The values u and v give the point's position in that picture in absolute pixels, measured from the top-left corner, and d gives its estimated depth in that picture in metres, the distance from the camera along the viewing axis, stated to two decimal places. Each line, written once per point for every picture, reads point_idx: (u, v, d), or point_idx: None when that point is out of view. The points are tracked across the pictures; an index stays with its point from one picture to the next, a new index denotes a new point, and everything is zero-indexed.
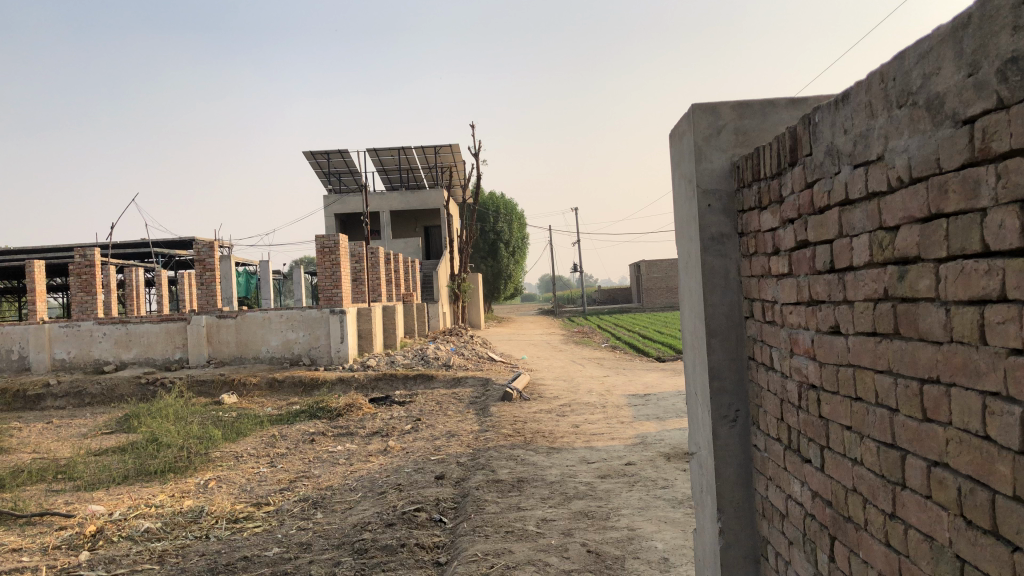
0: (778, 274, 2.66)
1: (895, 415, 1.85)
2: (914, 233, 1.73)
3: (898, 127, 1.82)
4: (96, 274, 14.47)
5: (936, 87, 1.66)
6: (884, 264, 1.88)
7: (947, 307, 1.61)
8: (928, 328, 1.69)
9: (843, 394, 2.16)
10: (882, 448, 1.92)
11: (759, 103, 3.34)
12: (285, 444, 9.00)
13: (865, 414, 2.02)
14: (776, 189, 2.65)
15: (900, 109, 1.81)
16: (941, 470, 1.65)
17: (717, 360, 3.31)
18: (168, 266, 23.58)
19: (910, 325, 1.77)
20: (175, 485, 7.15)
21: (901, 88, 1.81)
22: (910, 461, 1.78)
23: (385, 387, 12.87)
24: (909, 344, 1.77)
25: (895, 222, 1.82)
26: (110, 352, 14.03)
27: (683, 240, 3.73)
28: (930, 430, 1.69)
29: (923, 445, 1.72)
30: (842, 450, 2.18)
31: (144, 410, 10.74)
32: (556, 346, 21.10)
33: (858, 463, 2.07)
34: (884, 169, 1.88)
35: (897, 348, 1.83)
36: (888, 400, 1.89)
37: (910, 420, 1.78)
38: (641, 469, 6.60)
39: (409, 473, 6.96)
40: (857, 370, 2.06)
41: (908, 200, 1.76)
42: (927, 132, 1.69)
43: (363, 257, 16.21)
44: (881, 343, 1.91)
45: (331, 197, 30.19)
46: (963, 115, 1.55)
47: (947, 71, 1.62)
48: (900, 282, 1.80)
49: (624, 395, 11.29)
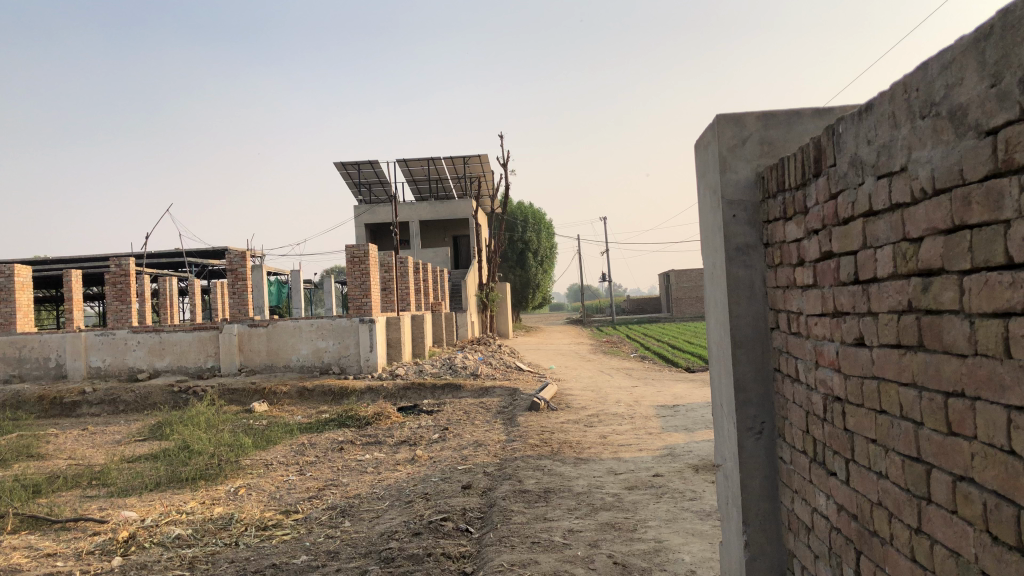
0: (803, 285, 2.64)
1: (919, 428, 1.83)
2: (938, 245, 1.71)
3: (921, 138, 1.81)
4: (131, 283, 14.73)
5: (959, 98, 1.64)
6: (908, 276, 1.86)
7: (971, 320, 1.59)
8: (952, 341, 1.67)
9: (868, 406, 2.13)
10: (907, 462, 1.90)
11: (785, 113, 3.33)
12: (314, 452, 9.06)
13: (890, 426, 2.00)
14: (800, 200, 2.63)
15: (923, 120, 1.80)
16: (966, 485, 1.63)
17: (743, 371, 3.29)
18: (201, 276, 23.92)
19: (935, 337, 1.75)
20: (205, 492, 7.23)
21: (924, 99, 1.79)
22: (935, 475, 1.76)
23: (414, 397, 12.92)
24: (934, 357, 1.75)
25: (918, 234, 1.81)
26: (143, 360, 14.24)
27: (709, 251, 3.72)
28: (955, 444, 1.67)
29: (948, 459, 1.70)
30: (868, 464, 2.16)
31: (176, 418, 10.89)
32: (585, 356, 21.02)
33: (883, 477, 2.05)
34: (908, 180, 1.86)
35: (921, 360, 1.81)
36: (912, 413, 1.86)
37: (935, 433, 1.75)
38: (669, 480, 6.56)
39: (436, 483, 6.97)
40: (881, 383, 2.03)
41: (931, 212, 1.74)
42: (950, 143, 1.68)
43: (392, 266, 16.33)
44: (905, 355, 1.89)
45: (361, 207, 30.44)
46: (986, 126, 1.53)
47: (969, 81, 1.60)
48: (924, 293, 1.78)
49: (653, 406, 11.22)
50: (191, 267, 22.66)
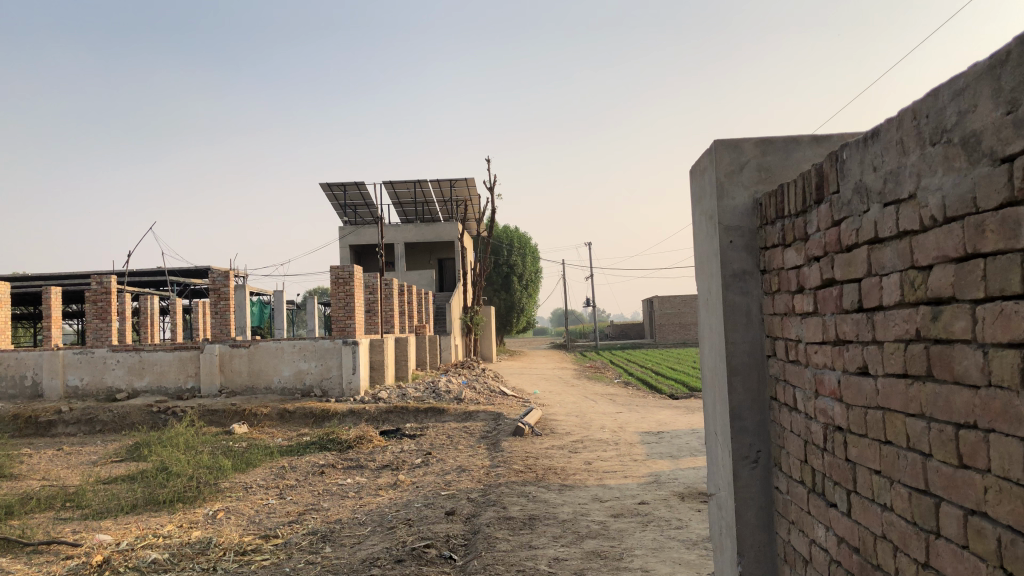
0: (802, 312, 2.62)
1: (928, 460, 1.80)
2: (948, 273, 1.70)
3: (932, 165, 1.80)
4: (112, 301, 14.59)
5: (973, 125, 1.63)
6: (916, 304, 1.85)
7: (985, 349, 1.57)
8: (964, 371, 1.65)
9: (872, 437, 2.11)
10: (914, 494, 1.87)
11: (783, 140, 3.34)
12: (295, 476, 8.94)
13: (896, 458, 1.97)
14: (800, 226, 2.62)
15: (935, 147, 1.79)
16: (979, 519, 1.60)
17: (738, 399, 3.26)
18: (183, 295, 23.73)
19: (945, 367, 1.73)
20: (183, 516, 7.10)
21: (935, 125, 1.79)
22: (944, 509, 1.73)
23: (396, 420, 12.81)
24: (944, 387, 1.73)
25: (927, 262, 1.79)
26: (122, 379, 14.05)
27: (704, 277, 3.70)
28: (967, 477, 1.64)
29: (959, 493, 1.67)
30: (871, 495, 2.13)
31: (154, 439, 10.72)
32: (569, 381, 20.95)
33: (888, 509, 2.02)
34: (917, 208, 1.85)
35: (930, 390, 1.79)
36: (920, 444, 1.84)
37: (944, 465, 1.73)
38: (655, 508, 6.50)
39: (419, 508, 6.87)
40: (887, 413, 2.01)
41: (941, 240, 1.73)
42: (962, 170, 1.67)
43: (377, 288, 16.25)
44: (913, 386, 1.87)
45: (346, 229, 30.37)
46: (1001, 154, 1.52)
47: (984, 108, 1.60)
48: (933, 322, 1.77)
49: (637, 433, 11.17)
50: (173, 287, 22.48)
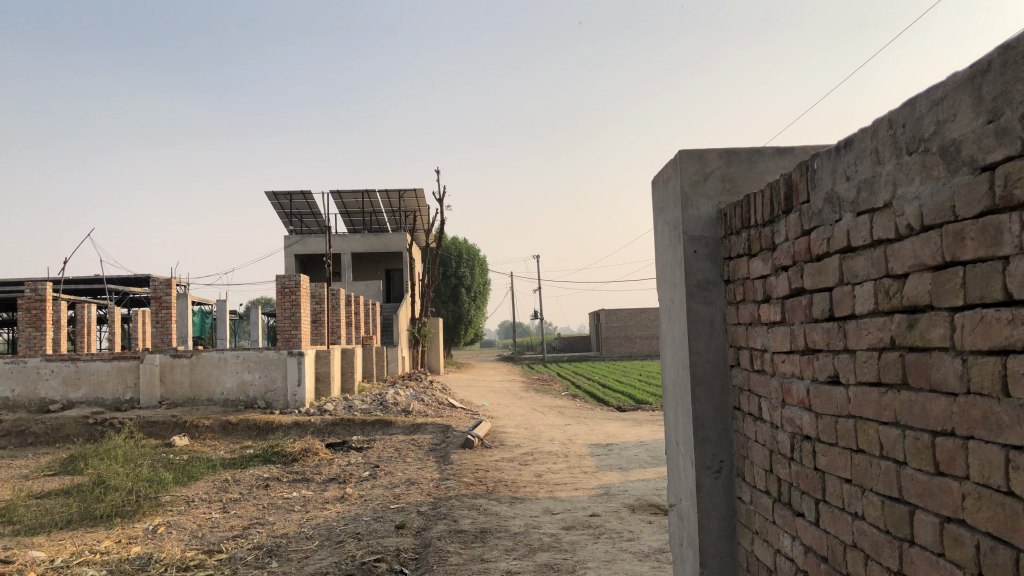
0: (768, 321, 2.64)
1: (902, 468, 1.82)
2: (926, 281, 1.72)
3: (908, 174, 1.83)
4: (46, 309, 14.12)
5: (952, 134, 1.67)
6: (891, 313, 1.87)
7: (963, 357, 1.59)
8: (941, 378, 1.67)
9: (843, 445, 2.12)
10: (887, 503, 1.88)
11: (747, 152, 3.38)
12: (238, 489, 8.72)
13: (868, 467, 1.98)
14: (767, 236, 2.65)
15: (911, 156, 1.82)
16: (956, 527, 1.61)
17: (701, 409, 3.28)
18: (121, 304, 23.10)
19: (921, 375, 1.74)
20: (121, 531, 6.85)
21: (911, 134, 1.82)
22: (919, 517, 1.74)
23: (343, 433, 12.61)
24: (920, 395, 1.74)
25: (903, 270, 1.81)
26: (57, 391, 13.59)
27: (666, 286, 3.72)
28: (943, 485, 1.66)
29: (935, 500, 1.69)
30: (841, 504, 2.14)
31: (90, 452, 10.36)
32: (517, 393, 20.91)
33: (859, 518, 2.03)
34: (893, 217, 1.88)
35: (905, 399, 1.81)
36: (894, 453, 1.85)
37: (920, 473, 1.74)
38: (606, 520, 6.49)
39: (368, 522, 6.75)
40: (858, 422, 2.03)
41: (918, 248, 1.75)
42: (940, 179, 1.70)
43: (323, 298, 16.03)
44: (886, 394, 1.89)
45: (291, 238, 29.97)
46: (982, 161, 1.56)
47: (964, 118, 1.63)
48: (909, 330, 1.79)
49: (586, 445, 11.19)
50: (111, 295, 21.84)
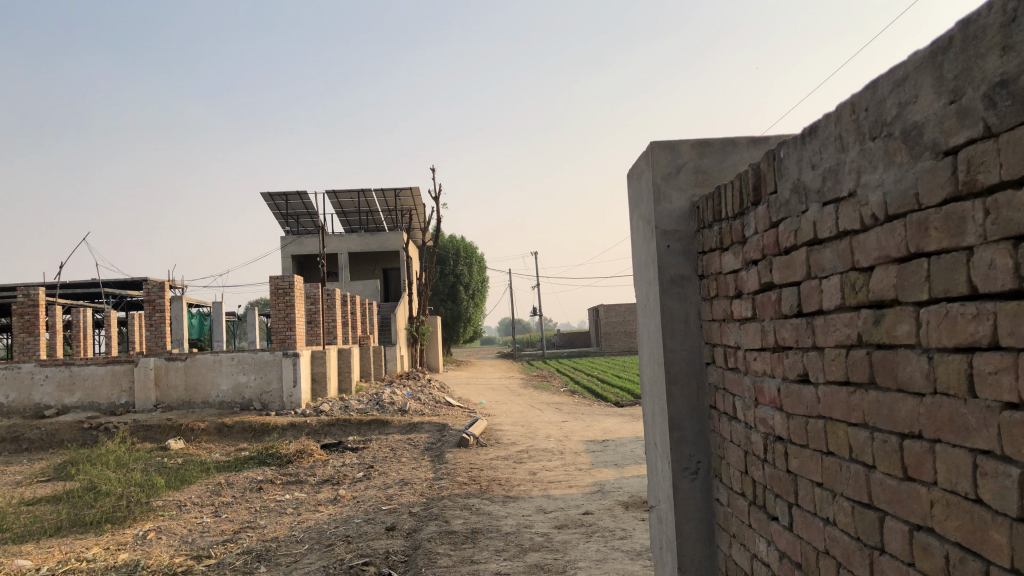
0: (740, 317, 2.57)
1: (871, 472, 1.74)
2: (891, 274, 1.64)
3: (871, 161, 1.76)
4: (40, 314, 14.06)
5: (913, 117, 1.59)
6: (858, 308, 1.79)
7: (930, 355, 1.51)
8: (909, 377, 1.59)
9: (813, 447, 2.04)
10: (858, 508, 1.81)
11: (720, 142, 3.31)
12: (231, 492, 8.65)
13: (838, 470, 1.91)
14: (737, 229, 2.58)
15: (874, 141, 1.74)
16: (926, 536, 1.54)
17: (677, 409, 3.21)
18: (118, 307, 23.03)
19: (889, 373, 1.67)
20: (110, 537, 6.77)
21: (873, 118, 1.75)
22: (889, 524, 1.66)
23: (338, 433, 12.53)
24: (887, 396, 1.67)
25: (869, 262, 1.74)
26: (51, 396, 13.52)
27: (642, 282, 3.65)
28: (912, 490, 1.58)
29: (904, 507, 1.61)
30: (813, 509, 2.06)
31: (83, 457, 10.29)
32: (516, 390, 20.82)
33: (830, 524, 1.95)
34: (857, 206, 1.81)
35: (873, 399, 1.73)
36: (863, 455, 1.78)
37: (889, 478, 1.66)
38: (599, 519, 6.42)
39: (359, 524, 6.67)
40: (828, 422, 1.95)
41: (883, 239, 1.68)
42: (903, 165, 1.62)
43: (319, 298, 15.96)
44: (855, 394, 1.81)
45: (287, 238, 29.87)
46: (944, 146, 1.48)
47: (925, 99, 1.55)
48: (875, 327, 1.71)
49: (582, 441, 11.11)
50: (107, 298, 21.77)
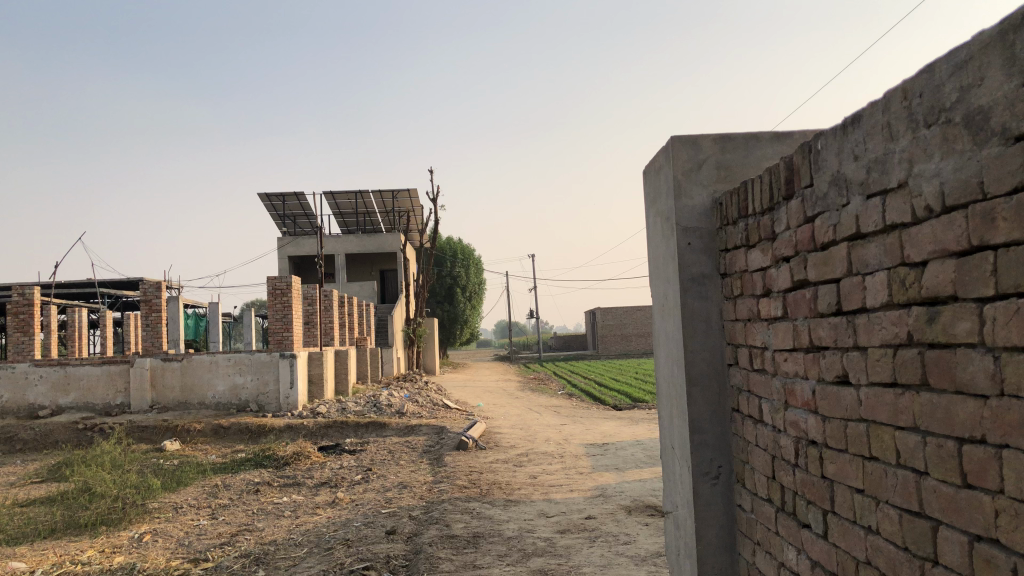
0: (769, 317, 2.71)
1: (923, 478, 1.79)
2: (948, 269, 1.69)
3: (927, 150, 1.79)
4: (35, 314, 13.95)
5: (980, 100, 1.60)
6: (908, 305, 1.85)
7: (996, 354, 1.54)
8: (969, 378, 1.62)
9: (852, 451, 2.13)
10: (906, 517, 1.86)
11: (742, 138, 3.37)
12: (228, 494, 8.56)
13: (882, 476, 1.98)
14: (767, 225, 2.72)
15: (930, 129, 1.78)
16: (988, 546, 1.56)
17: (698, 411, 3.24)
18: (113, 307, 22.93)
19: (944, 374, 1.71)
20: (105, 540, 6.67)
21: (930, 105, 1.78)
22: (943, 534, 1.71)
23: (336, 435, 12.43)
24: (943, 397, 1.71)
25: (922, 256, 1.79)
26: (46, 396, 13.40)
27: (659, 281, 3.71)
28: (971, 498, 1.61)
29: (962, 517, 1.65)
30: (852, 516, 2.14)
31: (78, 459, 10.17)
32: (513, 393, 20.73)
33: (873, 532, 2.02)
34: (908, 197, 1.86)
35: (925, 401, 1.78)
36: (913, 461, 1.83)
37: (944, 485, 1.71)
38: (602, 523, 6.35)
39: (359, 527, 6.59)
40: (871, 426, 2.03)
41: (941, 231, 1.72)
42: (967, 152, 1.65)
43: (316, 299, 15.86)
44: (904, 396, 1.87)
45: (284, 239, 29.75)
46: (1014, 132, 1.49)
47: (993, 82, 1.56)
48: (929, 324, 1.76)
49: (582, 445, 11.03)
50: (102, 298, 21.65)
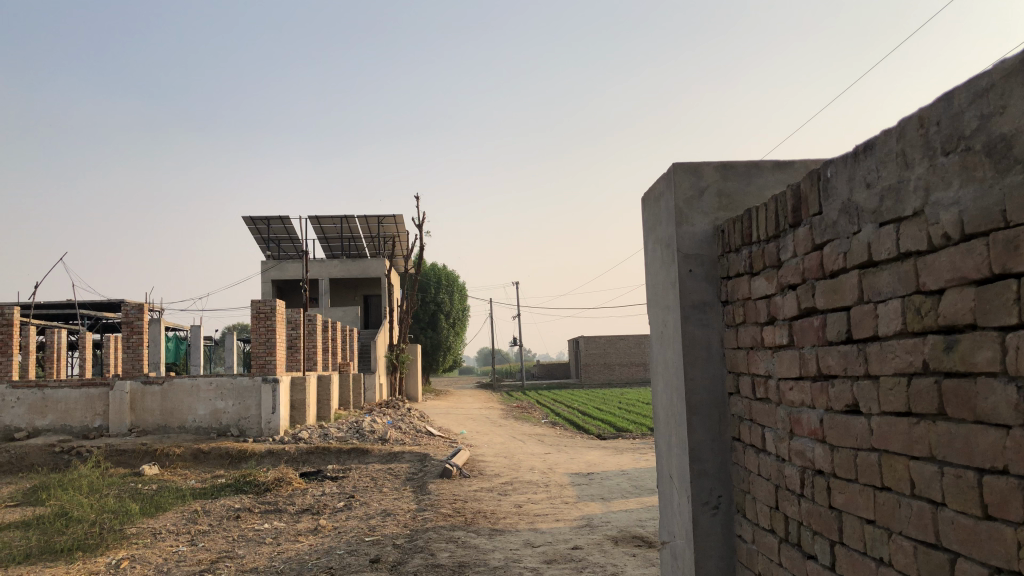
0: (773, 345, 2.71)
1: (939, 510, 1.78)
2: (968, 298, 1.70)
3: (943, 179, 1.83)
4: (14, 335, 13.41)
5: (1001, 129, 1.63)
6: (923, 333, 1.86)
7: (1018, 385, 1.54)
8: (989, 408, 1.62)
9: (863, 482, 2.12)
10: (921, 548, 1.85)
11: (744, 166, 3.41)
12: (208, 520, 8.41)
13: (895, 508, 1.96)
14: (772, 253, 2.74)
15: (949, 157, 1.81)
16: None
17: (697, 440, 3.23)
18: (94, 329, 22.72)
19: (963, 404, 1.71)
20: (82, 565, 6.54)
21: (947, 133, 1.82)
22: (962, 565, 1.70)
23: (317, 462, 12.29)
24: (962, 427, 1.70)
25: (938, 284, 1.80)
26: (22, 418, 13.21)
27: (659, 308, 3.72)
28: (993, 530, 1.60)
29: (982, 549, 1.63)
30: (863, 548, 2.12)
31: (54, 482, 9.99)
32: (496, 421, 20.63)
33: (885, 563, 2.01)
34: (924, 225, 1.88)
35: (942, 430, 1.78)
36: (928, 491, 1.82)
37: (962, 517, 1.70)
38: (589, 554, 6.28)
39: (341, 556, 6.47)
40: (883, 456, 2.02)
41: (958, 260, 1.73)
42: (986, 180, 1.67)
43: (299, 323, 15.76)
44: (917, 426, 1.87)
45: (268, 263, 29.64)
46: None
47: (1016, 110, 1.59)
48: (946, 354, 1.77)
49: (567, 474, 10.96)
50: (83, 320, 21.43)
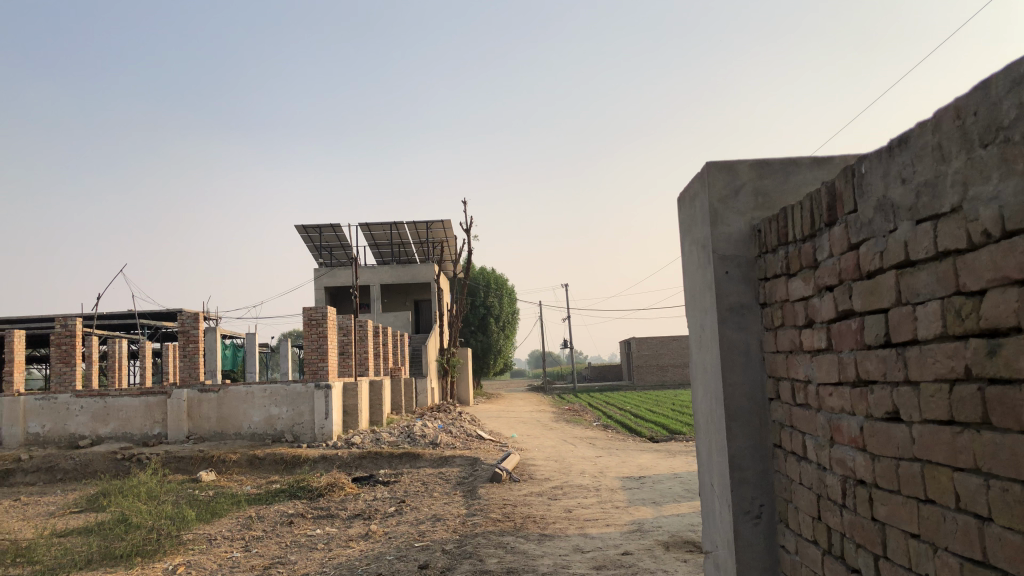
0: (812, 349, 2.63)
1: (986, 524, 1.69)
2: (1010, 299, 1.60)
3: (981, 173, 1.74)
4: (77, 345, 14.03)
5: None
6: (964, 336, 1.77)
7: None
8: None
9: (906, 493, 2.03)
10: (967, 565, 1.76)
11: (780, 163, 3.32)
12: (262, 526, 8.52)
13: (939, 521, 1.87)
14: (808, 253, 2.65)
15: (986, 149, 1.72)
16: None
17: (738, 447, 3.14)
18: (154, 337, 23.27)
19: (1008, 413, 1.61)
20: (140, 571, 6.68)
21: (985, 123, 1.72)
22: None
23: (370, 466, 12.39)
24: (1008, 437, 1.61)
25: (979, 285, 1.71)
26: (85, 426, 13.57)
27: (696, 311, 3.64)
28: None
29: None
30: (907, 562, 2.03)
31: (115, 488, 10.24)
32: (547, 424, 20.55)
33: None
34: (963, 222, 1.79)
35: (986, 439, 1.69)
36: (973, 505, 1.73)
37: (1010, 533, 1.60)
38: (639, 560, 6.18)
39: (391, 562, 6.49)
40: (926, 466, 1.93)
41: (999, 258, 1.64)
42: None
43: (350, 329, 15.92)
44: (961, 434, 1.78)
45: (320, 270, 30.03)
46: None
47: None
48: (989, 359, 1.68)
49: (618, 477, 10.86)
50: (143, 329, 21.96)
